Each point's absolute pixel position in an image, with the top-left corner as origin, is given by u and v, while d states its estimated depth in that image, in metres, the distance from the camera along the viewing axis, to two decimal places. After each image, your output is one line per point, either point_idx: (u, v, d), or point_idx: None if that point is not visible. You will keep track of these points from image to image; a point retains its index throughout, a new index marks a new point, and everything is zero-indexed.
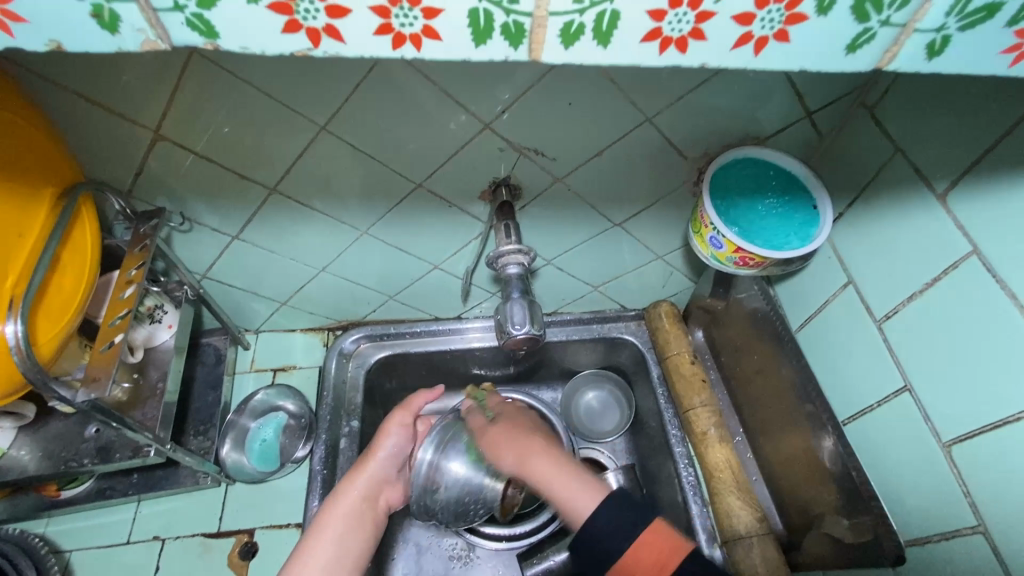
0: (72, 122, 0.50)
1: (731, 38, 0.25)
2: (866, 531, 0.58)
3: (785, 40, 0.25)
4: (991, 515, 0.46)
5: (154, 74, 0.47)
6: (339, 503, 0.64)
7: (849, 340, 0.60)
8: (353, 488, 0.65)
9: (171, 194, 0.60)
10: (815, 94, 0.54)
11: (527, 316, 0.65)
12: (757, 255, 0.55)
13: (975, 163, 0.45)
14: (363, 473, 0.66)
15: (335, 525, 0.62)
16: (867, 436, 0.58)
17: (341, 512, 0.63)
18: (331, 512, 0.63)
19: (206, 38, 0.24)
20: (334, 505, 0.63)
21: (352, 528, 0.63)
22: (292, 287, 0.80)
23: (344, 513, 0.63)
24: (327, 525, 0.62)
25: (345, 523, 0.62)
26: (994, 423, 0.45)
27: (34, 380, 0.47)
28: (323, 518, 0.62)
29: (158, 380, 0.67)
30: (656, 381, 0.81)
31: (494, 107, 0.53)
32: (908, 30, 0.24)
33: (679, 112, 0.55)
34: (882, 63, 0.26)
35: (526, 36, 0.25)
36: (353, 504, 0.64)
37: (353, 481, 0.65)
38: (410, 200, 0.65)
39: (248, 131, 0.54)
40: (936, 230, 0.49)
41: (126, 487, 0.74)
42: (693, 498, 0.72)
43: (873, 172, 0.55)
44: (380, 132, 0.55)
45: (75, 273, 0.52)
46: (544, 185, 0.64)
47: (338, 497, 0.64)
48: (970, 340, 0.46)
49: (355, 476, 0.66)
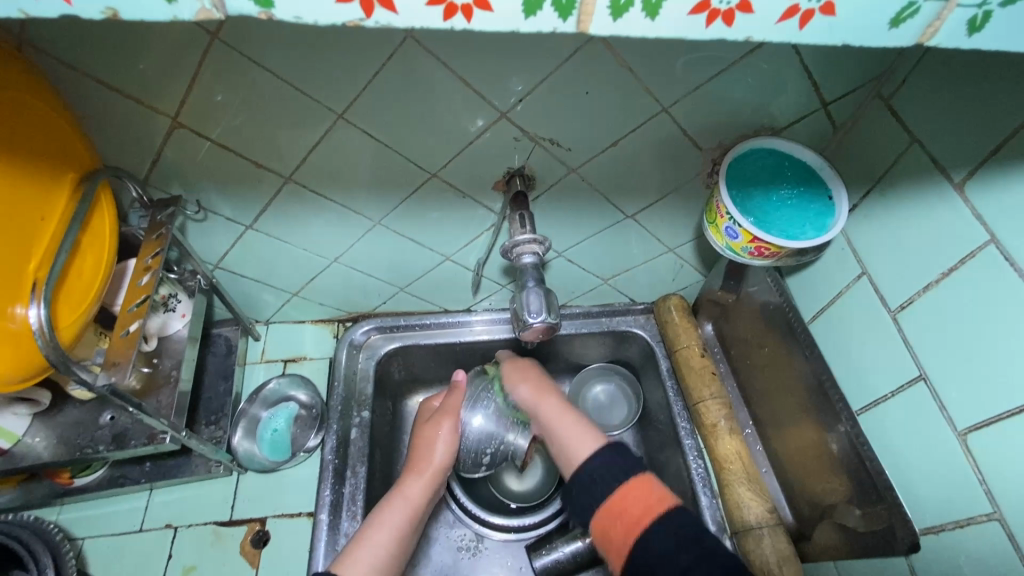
0: (91, 109, 0.50)
1: (776, 11, 0.25)
2: (880, 520, 0.58)
3: (830, 14, 0.25)
4: (1007, 503, 0.46)
5: (175, 62, 0.47)
6: (405, 501, 0.64)
7: (862, 331, 0.60)
8: (415, 487, 0.65)
9: (187, 182, 0.61)
10: (831, 85, 0.54)
11: (542, 305, 0.66)
12: (773, 244, 0.56)
13: (993, 152, 0.45)
14: (424, 472, 0.66)
15: (395, 519, 0.62)
16: (881, 427, 0.58)
17: (404, 507, 0.63)
18: (396, 506, 0.63)
19: (261, 7, 0.24)
20: (394, 504, 0.63)
21: (410, 526, 0.63)
22: (304, 277, 0.80)
23: (406, 507, 0.64)
24: (384, 518, 0.62)
25: (401, 522, 0.62)
26: (1010, 412, 0.45)
27: (55, 363, 0.47)
28: (384, 512, 0.62)
29: (173, 368, 0.68)
30: (666, 373, 0.81)
31: (513, 96, 0.53)
32: (952, 5, 0.24)
33: (695, 103, 0.55)
34: (923, 38, 0.26)
35: (576, 8, 0.25)
36: (415, 507, 0.64)
37: (411, 482, 0.66)
38: (424, 190, 0.65)
39: (267, 119, 0.54)
40: (953, 220, 0.49)
41: (139, 475, 0.74)
42: (702, 490, 0.73)
43: (889, 163, 0.55)
44: (398, 122, 0.55)
45: (95, 258, 0.53)
46: (558, 176, 0.64)
47: (401, 493, 0.64)
48: (987, 330, 0.47)
49: (417, 475, 0.66)
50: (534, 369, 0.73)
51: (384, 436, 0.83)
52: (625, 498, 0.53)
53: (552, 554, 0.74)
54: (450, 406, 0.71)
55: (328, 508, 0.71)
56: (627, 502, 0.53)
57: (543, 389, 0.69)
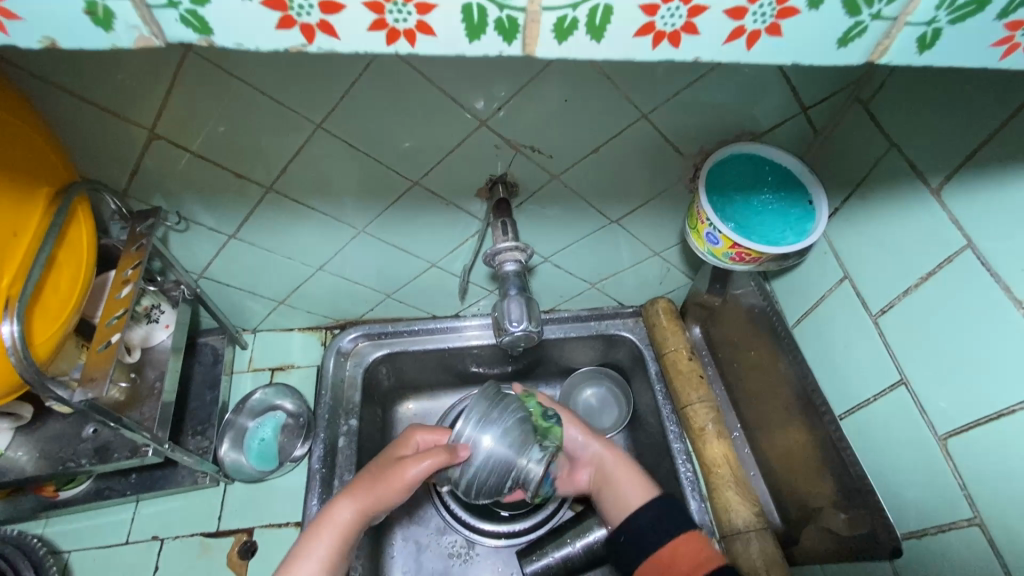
0: (67, 121, 0.50)
1: (723, 32, 0.25)
2: (863, 524, 0.58)
3: (776, 35, 0.25)
4: (986, 507, 0.46)
5: (150, 74, 0.46)
6: (334, 527, 0.62)
7: (844, 334, 0.60)
8: (344, 509, 0.63)
9: (167, 193, 0.60)
10: (811, 90, 0.55)
11: (523, 313, 0.65)
12: (753, 250, 0.56)
13: (969, 157, 0.45)
14: (357, 496, 0.63)
15: (323, 548, 0.61)
16: (865, 430, 0.58)
17: (331, 534, 0.62)
18: (322, 534, 0.61)
19: (200, 34, 0.24)
20: (325, 528, 0.62)
21: (343, 551, 0.62)
22: (290, 286, 0.80)
23: (336, 533, 0.62)
24: (315, 547, 0.61)
25: (330, 549, 0.61)
26: (989, 416, 0.45)
27: (30, 380, 0.47)
28: (312, 537, 0.61)
29: (156, 380, 0.68)
30: (654, 377, 0.81)
31: (492, 105, 0.53)
32: (899, 24, 0.25)
33: (675, 109, 0.55)
34: (873, 57, 0.26)
35: (519, 31, 0.25)
36: (341, 531, 0.62)
37: (340, 505, 0.63)
38: (406, 198, 0.65)
39: (246, 130, 0.53)
40: (932, 224, 0.49)
41: (124, 487, 0.74)
42: (691, 494, 0.73)
43: (868, 166, 0.55)
44: (378, 132, 0.55)
45: (72, 271, 0.52)
46: (541, 183, 0.64)
47: (331, 519, 0.62)
48: (964, 334, 0.47)
49: (348, 499, 0.63)
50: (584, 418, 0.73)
51: (373, 443, 0.83)
52: (680, 547, 0.59)
53: (544, 559, 0.74)
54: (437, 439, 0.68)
55: (315, 518, 0.71)
56: (676, 556, 0.59)
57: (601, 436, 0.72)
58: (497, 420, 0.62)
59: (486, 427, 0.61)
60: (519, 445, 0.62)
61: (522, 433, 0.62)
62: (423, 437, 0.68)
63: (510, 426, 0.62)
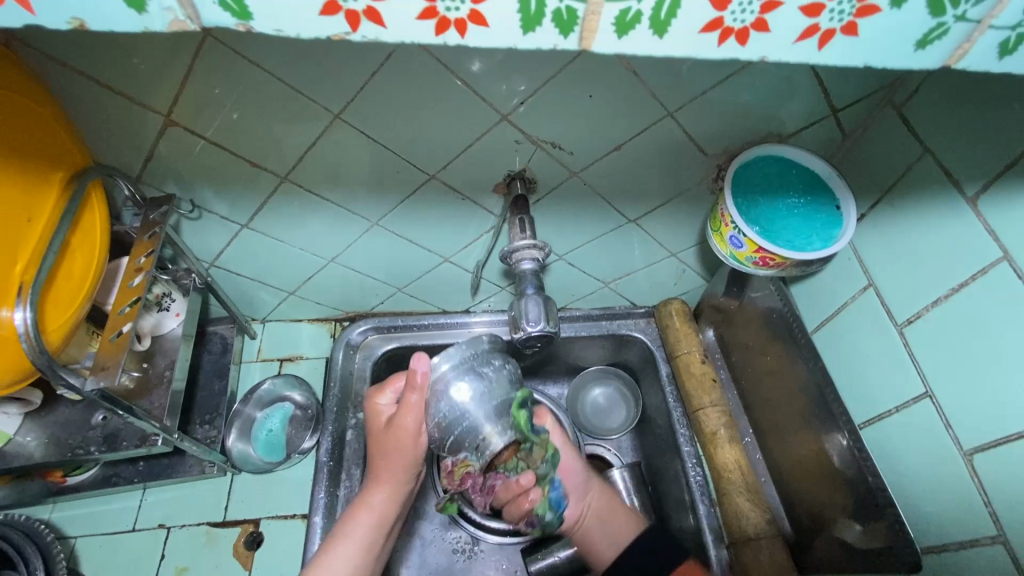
0: (81, 105, 0.49)
1: (795, 30, 0.24)
2: (879, 537, 0.57)
3: (853, 34, 0.24)
4: (1012, 525, 0.45)
5: (166, 57, 0.45)
6: (366, 513, 0.62)
7: (866, 344, 0.59)
8: (376, 494, 0.63)
9: (180, 180, 0.59)
10: (842, 92, 0.53)
11: (541, 313, 0.66)
12: (778, 255, 0.55)
13: (1008, 166, 0.44)
14: (383, 481, 0.63)
15: (362, 532, 0.62)
16: (885, 442, 0.57)
17: (369, 519, 0.62)
18: (360, 521, 0.62)
19: (237, 18, 0.23)
20: (359, 513, 0.62)
21: (376, 535, 0.63)
22: (301, 277, 0.79)
23: (371, 516, 0.62)
24: (352, 537, 0.61)
25: (369, 529, 0.62)
26: (1019, 434, 0.44)
27: (42, 368, 0.47)
28: (348, 523, 0.62)
29: (165, 369, 0.67)
30: (665, 379, 0.80)
31: (513, 99, 0.51)
32: (983, 26, 0.23)
33: (702, 108, 0.54)
34: (950, 61, 0.25)
35: (578, 23, 0.24)
36: (375, 514, 0.63)
37: (372, 491, 0.63)
38: (422, 191, 0.64)
39: (261, 119, 0.52)
40: (965, 234, 0.47)
41: (132, 474, 0.74)
42: (700, 498, 0.72)
43: (899, 173, 0.54)
44: (396, 123, 0.54)
45: (85, 259, 0.52)
46: (560, 180, 0.63)
47: (364, 504, 0.63)
48: (995, 346, 0.46)
49: (378, 484, 0.63)
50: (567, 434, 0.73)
51: None
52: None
53: (548, 559, 0.73)
54: (416, 385, 0.58)
55: (322, 512, 0.70)
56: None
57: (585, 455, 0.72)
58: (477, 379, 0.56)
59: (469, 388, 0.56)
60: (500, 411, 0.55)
61: (493, 376, 0.57)
62: (386, 395, 0.64)
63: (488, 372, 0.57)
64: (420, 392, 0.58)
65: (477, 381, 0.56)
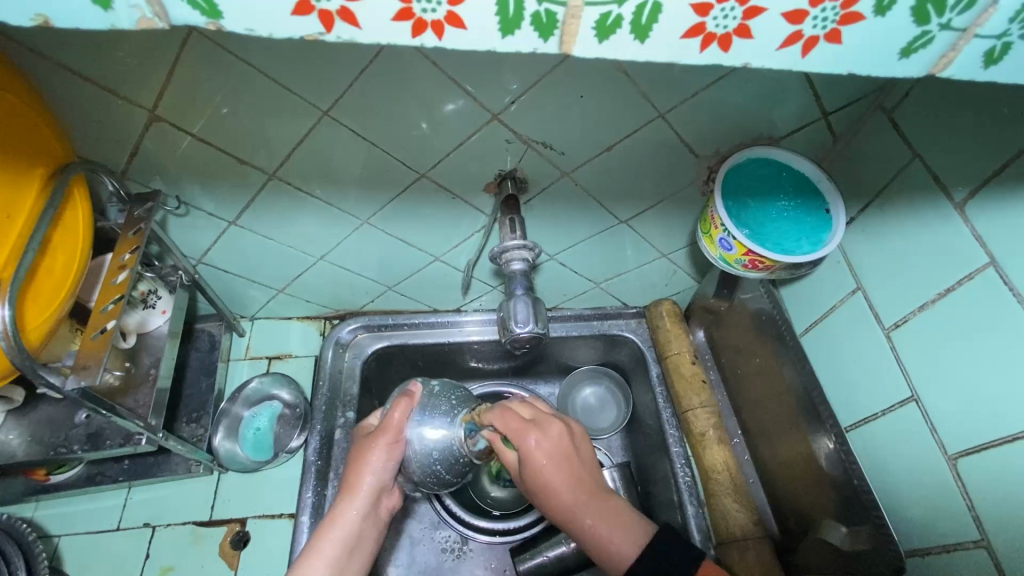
0: (64, 99, 0.48)
1: (779, 37, 0.24)
2: (865, 539, 0.58)
3: (836, 41, 0.24)
4: (994, 529, 0.45)
5: (153, 50, 0.44)
6: (338, 527, 0.60)
7: (854, 347, 0.59)
8: (350, 509, 0.60)
9: (166, 176, 0.58)
10: (832, 96, 0.53)
11: (530, 314, 0.66)
12: (767, 258, 0.55)
13: (995, 173, 0.44)
14: (357, 493, 0.61)
15: (332, 547, 0.59)
16: (871, 444, 0.58)
17: (340, 534, 0.59)
18: (328, 533, 0.59)
19: (208, 18, 0.23)
20: (332, 529, 0.59)
21: (348, 554, 0.59)
22: (289, 275, 0.78)
23: (341, 531, 0.59)
24: (323, 550, 0.58)
25: (341, 547, 0.59)
26: (1003, 439, 0.45)
27: (20, 365, 0.46)
28: (323, 537, 0.59)
29: (151, 367, 0.66)
30: (656, 380, 0.80)
31: (503, 98, 0.51)
32: (968, 35, 0.23)
33: (692, 109, 0.53)
34: (935, 69, 0.25)
35: (558, 28, 0.23)
36: (349, 529, 0.60)
37: (344, 506, 0.61)
38: (412, 190, 0.63)
39: (248, 114, 0.52)
40: (954, 240, 0.48)
41: (117, 473, 0.73)
42: (688, 499, 0.72)
43: (889, 176, 0.54)
44: (386, 120, 0.53)
45: (67, 254, 0.51)
46: (551, 180, 0.63)
47: (335, 520, 0.60)
48: (979, 351, 0.46)
49: (349, 498, 0.61)
50: (559, 440, 0.58)
51: None
52: None
53: (537, 558, 0.72)
54: (392, 427, 0.61)
55: (309, 511, 0.69)
56: None
57: (585, 496, 0.56)
58: (438, 414, 0.61)
59: (434, 427, 0.61)
60: (455, 420, 0.61)
61: (452, 401, 0.63)
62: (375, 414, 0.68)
63: (439, 393, 0.63)
64: (393, 436, 0.61)
65: (437, 416, 0.61)
